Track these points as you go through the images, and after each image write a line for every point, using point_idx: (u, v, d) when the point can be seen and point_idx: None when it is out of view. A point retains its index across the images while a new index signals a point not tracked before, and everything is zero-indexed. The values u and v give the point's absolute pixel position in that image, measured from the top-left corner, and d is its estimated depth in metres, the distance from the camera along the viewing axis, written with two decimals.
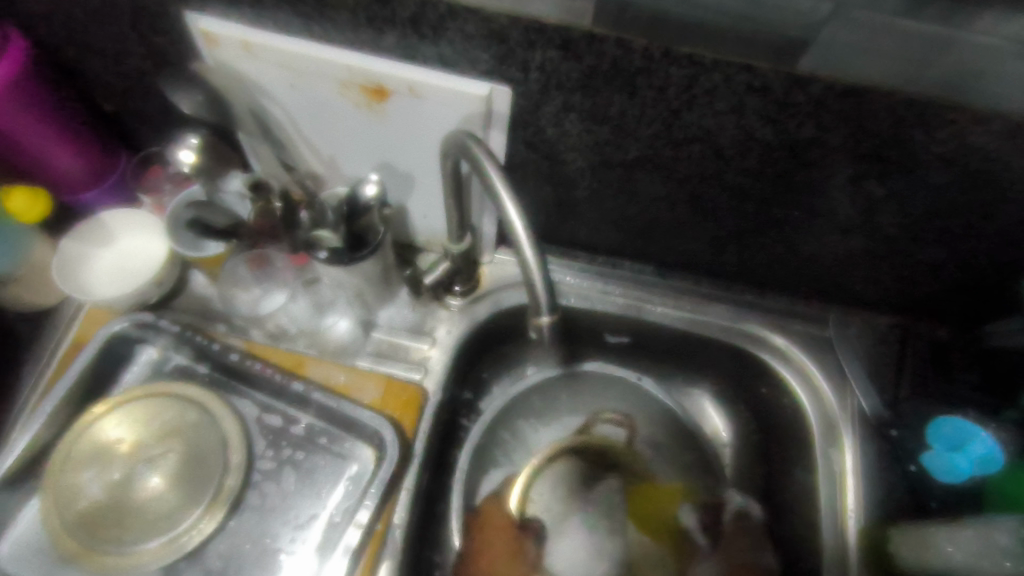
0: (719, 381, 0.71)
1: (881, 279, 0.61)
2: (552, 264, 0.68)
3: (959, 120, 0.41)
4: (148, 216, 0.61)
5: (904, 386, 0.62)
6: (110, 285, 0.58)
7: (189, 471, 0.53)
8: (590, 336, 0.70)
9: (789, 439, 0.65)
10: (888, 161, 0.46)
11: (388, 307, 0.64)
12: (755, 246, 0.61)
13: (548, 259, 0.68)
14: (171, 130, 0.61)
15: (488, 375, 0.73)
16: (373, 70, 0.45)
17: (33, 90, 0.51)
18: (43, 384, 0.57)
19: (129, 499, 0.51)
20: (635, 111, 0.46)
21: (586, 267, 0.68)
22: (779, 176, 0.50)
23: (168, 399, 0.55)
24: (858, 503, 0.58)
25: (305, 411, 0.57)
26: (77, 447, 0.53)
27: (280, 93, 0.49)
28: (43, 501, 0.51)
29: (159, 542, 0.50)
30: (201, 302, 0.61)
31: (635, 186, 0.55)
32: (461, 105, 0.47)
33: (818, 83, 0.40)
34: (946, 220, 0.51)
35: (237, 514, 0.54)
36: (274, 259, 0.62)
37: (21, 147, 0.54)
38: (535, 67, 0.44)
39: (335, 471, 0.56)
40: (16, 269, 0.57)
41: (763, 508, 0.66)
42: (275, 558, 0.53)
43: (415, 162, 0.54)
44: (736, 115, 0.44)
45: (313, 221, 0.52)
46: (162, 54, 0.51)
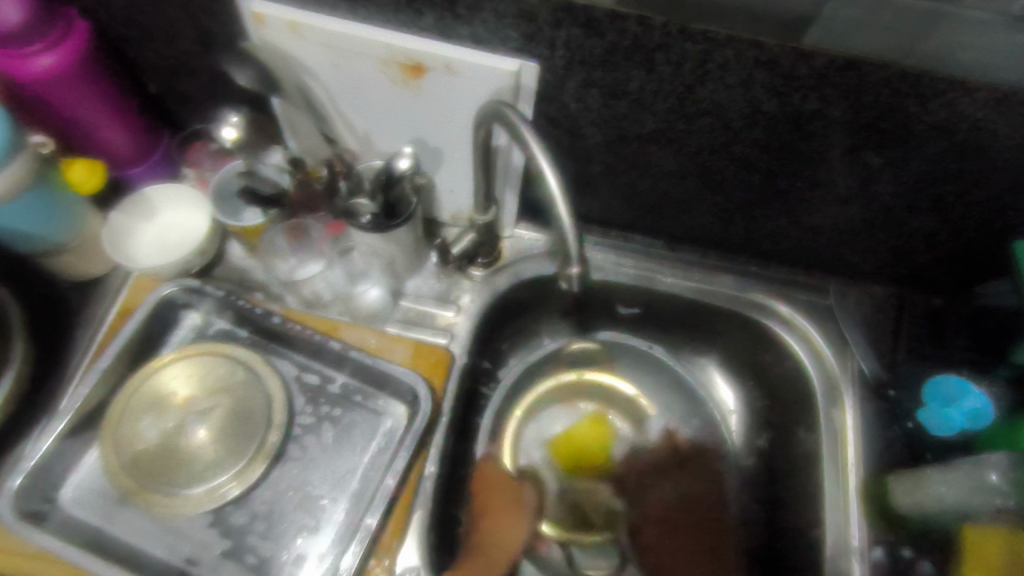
0: (725, 353, 0.74)
1: (879, 249, 0.65)
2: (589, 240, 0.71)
3: (950, 90, 0.45)
4: (191, 193, 0.65)
5: (901, 350, 0.67)
6: (153, 255, 0.61)
7: (235, 425, 0.57)
8: (603, 307, 0.73)
9: (792, 403, 0.68)
10: (884, 131, 0.50)
11: (416, 277, 0.68)
12: (760, 219, 0.65)
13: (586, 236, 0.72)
14: (211, 109, 0.65)
15: (507, 346, 0.76)
16: (412, 47, 0.49)
17: (94, 68, 0.55)
18: (96, 345, 0.60)
19: (181, 447, 0.56)
20: (652, 86, 0.50)
21: (601, 241, 0.72)
22: (784, 148, 0.54)
23: (216, 359, 0.59)
24: (857, 458, 0.62)
25: (341, 370, 0.62)
26: (134, 399, 0.57)
27: (322, 71, 0.53)
28: (103, 446, 0.55)
29: (205, 487, 0.54)
30: (240, 271, 0.65)
31: (649, 160, 0.59)
32: (492, 80, 0.51)
33: (821, 56, 0.44)
34: (938, 188, 0.55)
35: (280, 465, 0.58)
36: (311, 230, 0.65)
37: (79, 123, 0.58)
38: (561, 44, 0.48)
39: (371, 426, 0.60)
40: (75, 240, 0.60)
41: (767, 467, 0.71)
42: (316, 504, 0.57)
43: (445, 138, 0.58)
44: (745, 88, 0.48)
45: (350, 190, 0.56)
46: (212, 35, 0.55)
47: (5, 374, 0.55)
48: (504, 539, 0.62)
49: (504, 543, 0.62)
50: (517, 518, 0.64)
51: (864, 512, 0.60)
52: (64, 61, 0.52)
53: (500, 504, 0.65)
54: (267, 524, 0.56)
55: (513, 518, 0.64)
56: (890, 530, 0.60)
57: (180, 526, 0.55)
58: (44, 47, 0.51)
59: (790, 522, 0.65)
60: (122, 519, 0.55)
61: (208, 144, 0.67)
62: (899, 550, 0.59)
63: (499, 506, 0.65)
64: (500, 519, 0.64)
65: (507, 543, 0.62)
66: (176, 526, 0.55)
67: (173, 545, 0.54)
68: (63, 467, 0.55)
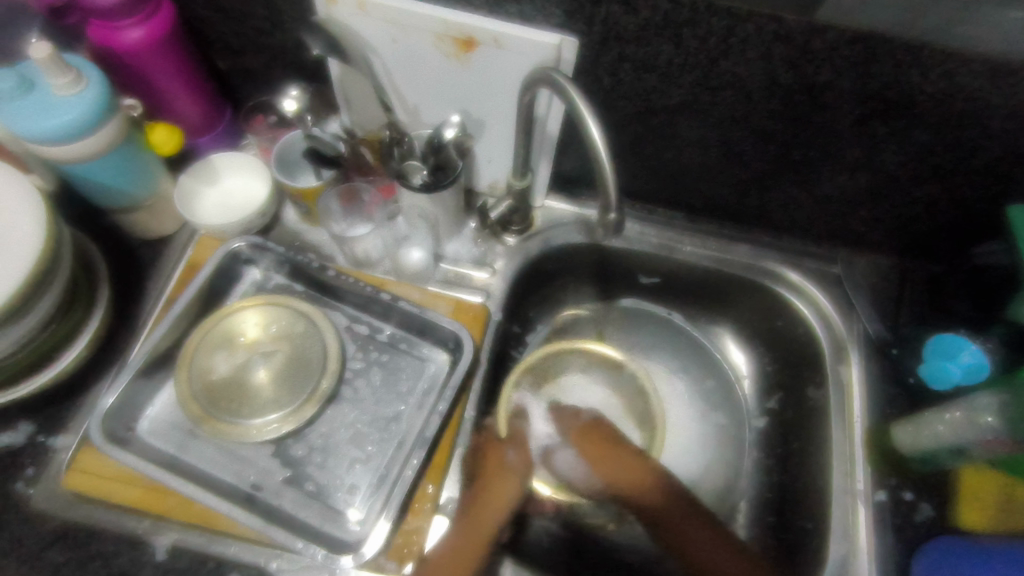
0: (738, 323, 0.79)
1: (883, 218, 0.71)
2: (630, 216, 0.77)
3: (947, 62, 0.51)
4: (254, 162, 0.71)
5: (904, 314, 0.72)
6: (217, 216, 0.68)
7: (295, 368, 0.62)
8: (625, 276, 0.79)
9: (801, 363, 0.73)
10: (888, 101, 0.56)
11: (455, 242, 0.74)
12: (775, 189, 0.70)
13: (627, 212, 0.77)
14: (272, 84, 0.72)
15: (535, 314, 0.80)
16: (465, 23, 0.55)
17: (177, 40, 0.61)
18: (166, 294, 0.66)
19: (246, 385, 0.61)
20: (679, 60, 0.56)
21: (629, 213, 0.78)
22: (798, 118, 0.60)
23: (283, 309, 0.65)
24: (862, 410, 0.67)
25: (389, 321, 0.68)
26: (210, 336, 0.63)
27: (382, 47, 0.59)
28: (178, 372, 0.61)
29: (263, 420, 0.60)
30: (294, 233, 0.72)
31: (673, 131, 0.65)
32: (536, 54, 0.56)
33: (833, 30, 0.50)
34: (937, 156, 0.61)
35: (335, 405, 0.64)
36: (363, 194, 0.71)
37: (157, 91, 0.64)
38: (600, 20, 0.54)
39: (416, 371, 0.66)
40: (149, 199, 0.65)
41: (777, 424, 0.76)
42: (366, 440, 0.62)
43: (489, 110, 0.64)
44: (764, 61, 0.54)
45: (402, 155, 0.62)
46: (282, 14, 0.61)
47: (95, 311, 0.62)
48: (495, 500, 0.59)
49: (496, 499, 0.59)
50: (508, 479, 0.61)
51: (869, 460, 0.65)
52: (151, 35, 0.58)
53: (488, 466, 0.62)
54: (323, 455, 0.61)
55: (502, 477, 0.61)
56: (892, 473, 0.65)
57: (247, 455, 0.61)
58: (134, 21, 0.57)
59: (798, 470, 0.70)
60: (194, 450, 0.60)
61: (268, 116, 0.74)
62: (901, 493, 0.64)
63: (489, 470, 0.62)
64: (492, 478, 0.61)
65: (500, 503, 0.60)
66: (242, 456, 0.61)
67: (240, 472, 0.60)
68: (142, 401, 0.61)
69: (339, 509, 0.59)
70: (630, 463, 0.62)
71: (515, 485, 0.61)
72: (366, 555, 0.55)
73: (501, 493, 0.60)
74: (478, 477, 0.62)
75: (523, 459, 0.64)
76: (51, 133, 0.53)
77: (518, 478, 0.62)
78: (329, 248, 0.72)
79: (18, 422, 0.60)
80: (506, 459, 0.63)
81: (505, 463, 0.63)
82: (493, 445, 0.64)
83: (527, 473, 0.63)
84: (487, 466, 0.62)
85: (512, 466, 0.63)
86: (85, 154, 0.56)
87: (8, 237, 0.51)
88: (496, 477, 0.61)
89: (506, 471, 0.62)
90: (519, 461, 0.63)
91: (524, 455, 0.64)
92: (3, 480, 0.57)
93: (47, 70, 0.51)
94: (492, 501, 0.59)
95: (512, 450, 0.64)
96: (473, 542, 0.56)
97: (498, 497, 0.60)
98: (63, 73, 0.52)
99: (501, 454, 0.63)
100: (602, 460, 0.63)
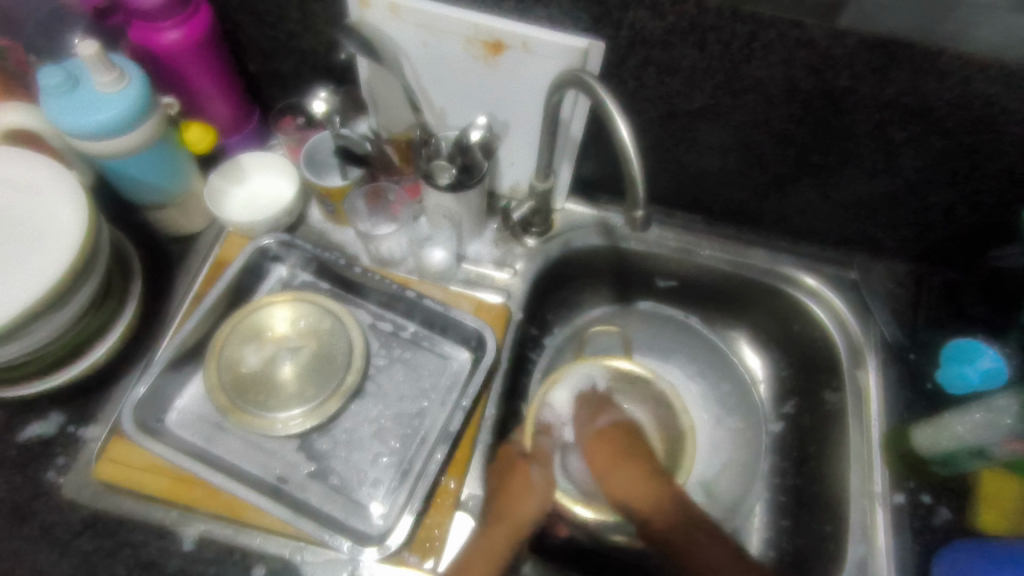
0: (754, 327, 0.80)
1: (901, 223, 0.72)
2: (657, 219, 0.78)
3: (966, 68, 0.52)
4: (281, 161, 0.72)
5: (921, 318, 0.73)
6: (244, 213, 0.69)
7: (321, 363, 0.63)
8: (643, 280, 0.80)
9: (818, 366, 0.74)
10: (907, 107, 0.57)
11: (476, 242, 0.75)
12: (793, 194, 0.72)
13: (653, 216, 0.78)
14: (300, 87, 0.73)
15: (552, 317, 0.81)
16: (495, 27, 0.57)
17: (213, 42, 0.63)
18: (194, 290, 0.68)
19: (273, 378, 0.62)
20: (703, 64, 0.57)
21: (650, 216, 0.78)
22: (817, 123, 0.61)
23: (310, 305, 0.66)
24: (880, 411, 0.68)
25: (413, 319, 0.69)
26: (239, 329, 0.64)
27: (412, 50, 0.61)
28: (208, 362, 0.62)
29: (287, 414, 0.60)
30: (320, 232, 0.74)
31: (695, 135, 0.66)
32: (563, 58, 0.58)
33: (855, 37, 0.52)
34: (954, 162, 0.62)
35: (359, 400, 0.65)
36: (388, 193, 0.73)
37: (191, 91, 0.66)
38: (627, 25, 0.55)
39: (439, 367, 0.67)
40: (181, 196, 0.67)
41: (794, 428, 0.76)
42: (389, 435, 0.63)
43: (513, 112, 0.65)
44: (786, 65, 0.56)
45: (429, 155, 0.64)
46: (314, 18, 0.63)
47: (127, 306, 0.64)
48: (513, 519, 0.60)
49: (515, 519, 0.60)
50: (530, 498, 0.62)
51: (887, 462, 0.65)
52: (188, 37, 0.60)
53: (511, 483, 0.63)
54: (348, 449, 0.62)
55: (523, 497, 0.62)
56: (910, 476, 0.65)
57: (272, 448, 0.62)
58: (173, 23, 0.59)
59: (816, 473, 0.70)
60: (221, 441, 0.61)
61: (296, 118, 0.75)
62: (919, 496, 0.64)
63: (512, 486, 0.62)
64: (514, 498, 0.62)
65: (516, 523, 0.60)
66: (268, 448, 0.62)
67: (265, 464, 0.61)
68: (170, 393, 0.62)
69: (362, 502, 0.60)
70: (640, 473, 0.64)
71: (535, 505, 0.63)
72: (391, 546, 0.56)
73: (518, 511, 0.61)
74: (497, 487, 0.63)
75: (546, 477, 0.65)
76: (92, 129, 0.55)
77: (539, 496, 0.63)
78: (353, 247, 0.73)
79: (50, 412, 0.61)
80: (530, 476, 0.64)
81: (528, 482, 0.63)
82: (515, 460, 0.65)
83: (548, 492, 0.65)
84: (512, 483, 0.63)
85: (535, 484, 0.64)
86: (122, 150, 0.58)
87: (51, 231, 0.53)
88: (517, 495, 0.62)
89: (529, 489, 0.63)
90: (541, 478, 0.65)
91: (547, 473, 0.66)
92: (34, 468, 0.59)
93: (92, 67, 0.53)
94: (511, 520, 0.60)
95: (535, 467, 0.65)
96: (488, 557, 0.57)
97: (518, 516, 0.61)
98: (108, 71, 0.54)
99: (527, 470, 0.64)
100: (612, 468, 0.65)
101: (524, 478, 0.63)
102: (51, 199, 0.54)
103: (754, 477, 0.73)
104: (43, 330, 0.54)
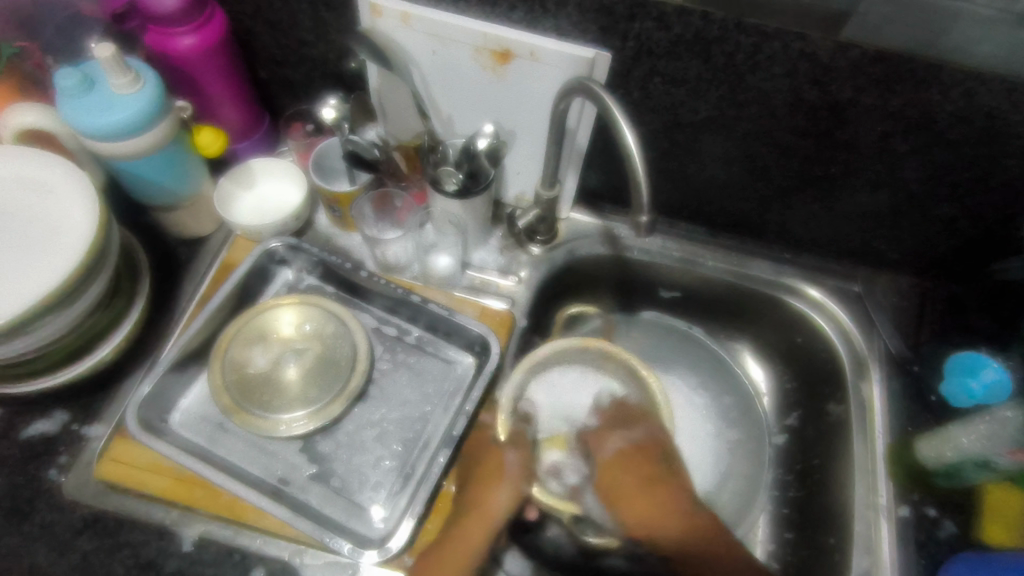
0: (758, 340, 0.80)
1: (904, 237, 0.73)
2: (662, 230, 0.78)
3: (967, 80, 0.53)
4: (290, 166, 0.73)
5: (925, 332, 0.73)
6: (251, 218, 0.70)
7: (325, 367, 0.63)
8: (646, 289, 0.80)
9: (822, 376, 0.74)
10: (910, 118, 0.58)
11: (481, 250, 0.75)
12: (796, 206, 0.72)
13: (658, 225, 0.79)
14: (309, 93, 0.74)
15: (555, 326, 0.81)
16: (504, 37, 0.58)
17: (227, 49, 0.64)
18: (200, 293, 0.68)
19: (278, 380, 0.63)
20: (708, 74, 0.58)
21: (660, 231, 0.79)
22: (820, 134, 0.62)
23: (315, 308, 0.66)
24: (884, 426, 0.67)
25: (417, 323, 0.69)
26: (243, 330, 0.65)
27: (422, 58, 0.62)
28: (214, 363, 0.62)
29: (290, 416, 0.60)
30: (326, 237, 0.74)
31: (699, 145, 0.67)
32: (571, 67, 0.59)
33: (857, 48, 0.53)
34: (957, 174, 0.62)
35: (362, 403, 0.65)
36: (396, 200, 0.74)
37: (205, 96, 0.67)
38: (633, 36, 0.56)
39: (442, 372, 0.67)
40: (189, 199, 0.68)
41: (796, 441, 0.76)
42: (392, 438, 0.63)
43: (521, 121, 0.66)
44: (790, 77, 0.57)
45: (437, 161, 0.65)
46: (327, 26, 0.64)
47: (136, 304, 0.64)
48: (481, 512, 0.59)
49: (485, 511, 0.59)
50: (501, 488, 0.60)
51: (891, 474, 0.65)
52: (203, 43, 0.61)
53: (486, 469, 0.61)
54: (350, 451, 0.62)
55: (495, 487, 0.60)
56: (914, 489, 0.64)
57: (275, 449, 0.62)
58: (188, 29, 0.60)
59: (820, 484, 0.70)
60: (224, 442, 0.62)
61: (305, 125, 0.76)
62: (923, 509, 0.63)
63: (485, 473, 0.61)
64: (486, 486, 0.60)
65: (486, 516, 0.59)
66: (270, 450, 0.62)
67: (267, 465, 0.61)
68: (174, 394, 0.63)
69: (363, 505, 0.60)
70: (660, 507, 0.62)
71: (505, 495, 0.60)
72: (392, 550, 0.55)
73: (484, 503, 0.59)
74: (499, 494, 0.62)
75: (523, 463, 0.63)
76: (104, 130, 0.56)
77: (512, 484, 0.61)
78: (360, 252, 0.74)
79: (54, 411, 0.61)
80: (505, 464, 0.62)
81: (501, 468, 0.61)
82: (492, 445, 0.63)
83: (522, 479, 0.62)
84: (486, 467, 0.62)
85: (510, 472, 0.61)
86: (135, 150, 0.59)
87: (62, 228, 0.54)
88: (488, 485, 0.60)
89: (500, 478, 0.61)
90: (516, 464, 0.62)
91: (525, 459, 0.63)
92: (36, 466, 0.59)
93: (108, 69, 0.54)
94: (478, 511, 0.59)
95: (513, 454, 0.63)
96: (457, 551, 0.56)
97: (486, 507, 0.59)
98: (124, 73, 0.55)
99: (501, 458, 0.62)
100: (624, 498, 0.63)
101: (499, 462, 0.62)
102: (63, 195, 0.55)
103: (758, 488, 0.73)
104: (53, 326, 0.55)
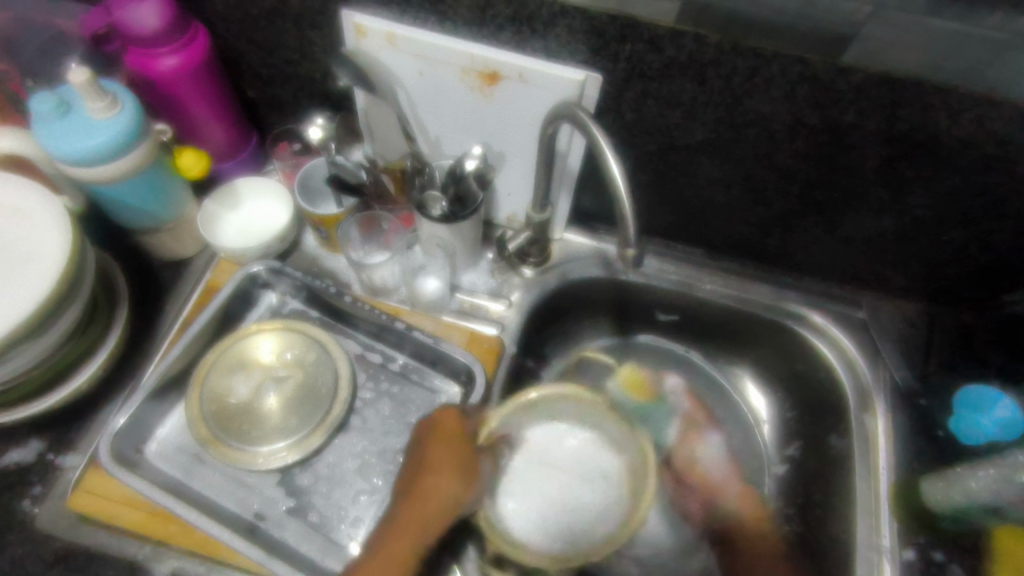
0: (757, 367, 0.77)
1: (910, 264, 0.70)
2: (651, 251, 0.77)
3: (978, 106, 0.50)
4: (276, 187, 0.72)
5: (933, 363, 0.70)
6: (236, 240, 0.68)
7: (306, 397, 0.62)
8: (642, 313, 0.77)
9: (826, 407, 0.70)
10: (917, 143, 0.55)
11: (472, 272, 0.73)
12: (798, 230, 0.70)
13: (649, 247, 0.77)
14: (296, 112, 0.73)
15: (550, 349, 0.78)
16: (490, 58, 0.56)
17: (210, 68, 0.62)
18: (181, 319, 0.67)
19: (256, 411, 0.61)
20: (703, 97, 0.56)
21: (660, 251, 0.77)
22: (822, 159, 0.59)
23: (299, 335, 0.65)
24: (889, 463, 0.64)
25: (402, 351, 0.67)
26: (224, 357, 0.63)
27: (408, 79, 0.60)
28: (190, 392, 0.60)
29: (270, 448, 0.59)
30: (313, 259, 0.73)
31: (695, 168, 0.64)
32: (560, 89, 0.56)
33: (859, 72, 0.50)
34: (968, 201, 0.59)
35: (343, 434, 0.63)
36: (382, 221, 0.72)
37: (188, 117, 0.66)
38: (624, 57, 0.54)
39: (426, 402, 0.65)
40: (172, 222, 0.66)
41: (796, 475, 0.72)
42: (373, 472, 0.61)
43: (511, 143, 0.64)
44: (789, 100, 0.54)
45: (423, 185, 0.63)
46: (311, 45, 0.62)
47: (113, 330, 0.62)
48: (437, 503, 0.53)
49: (421, 522, 0.52)
50: (460, 486, 0.54)
51: (896, 516, 0.62)
52: (186, 63, 0.60)
53: (443, 457, 0.55)
54: (329, 486, 0.60)
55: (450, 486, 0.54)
56: (921, 531, 0.61)
57: (253, 482, 0.60)
58: (169, 49, 0.59)
59: (822, 520, 0.67)
60: (200, 475, 0.60)
61: (292, 143, 0.74)
62: (931, 553, 0.60)
63: (439, 460, 0.55)
64: (438, 483, 0.54)
65: (426, 521, 0.52)
66: (247, 482, 0.60)
67: (243, 499, 0.59)
68: (151, 423, 0.61)
69: (341, 542, 0.58)
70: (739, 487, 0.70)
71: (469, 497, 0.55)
72: None
73: (451, 494, 0.54)
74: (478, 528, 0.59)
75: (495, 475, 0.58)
76: (80, 155, 0.54)
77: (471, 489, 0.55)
78: (346, 275, 0.72)
79: (31, 439, 0.60)
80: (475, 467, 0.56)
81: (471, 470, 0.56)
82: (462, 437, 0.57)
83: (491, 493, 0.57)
84: (443, 458, 0.55)
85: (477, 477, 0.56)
86: (114, 174, 0.57)
87: (31, 257, 0.52)
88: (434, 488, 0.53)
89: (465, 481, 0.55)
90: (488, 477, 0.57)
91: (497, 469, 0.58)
92: (9, 498, 0.57)
93: (83, 94, 0.53)
94: (416, 523, 0.52)
95: (488, 461, 0.58)
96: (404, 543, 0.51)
97: (428, 516, 0.53)
98: (100, 97, 0.54)
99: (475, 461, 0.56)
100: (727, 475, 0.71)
101: (468, 461, 0.56)
102: (36, 223, 0.54)
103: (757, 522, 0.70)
104: (25, 356, 0.53)
